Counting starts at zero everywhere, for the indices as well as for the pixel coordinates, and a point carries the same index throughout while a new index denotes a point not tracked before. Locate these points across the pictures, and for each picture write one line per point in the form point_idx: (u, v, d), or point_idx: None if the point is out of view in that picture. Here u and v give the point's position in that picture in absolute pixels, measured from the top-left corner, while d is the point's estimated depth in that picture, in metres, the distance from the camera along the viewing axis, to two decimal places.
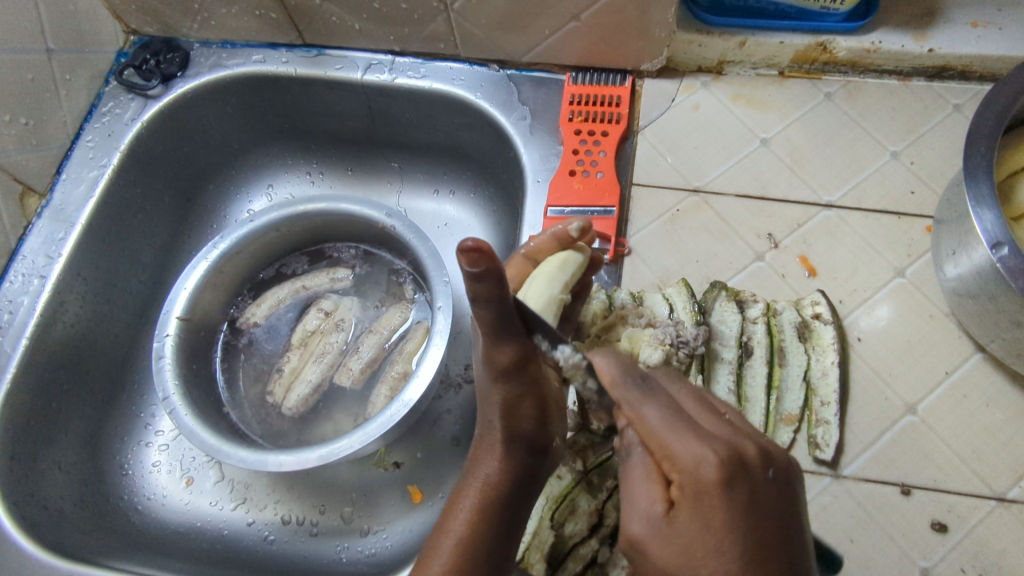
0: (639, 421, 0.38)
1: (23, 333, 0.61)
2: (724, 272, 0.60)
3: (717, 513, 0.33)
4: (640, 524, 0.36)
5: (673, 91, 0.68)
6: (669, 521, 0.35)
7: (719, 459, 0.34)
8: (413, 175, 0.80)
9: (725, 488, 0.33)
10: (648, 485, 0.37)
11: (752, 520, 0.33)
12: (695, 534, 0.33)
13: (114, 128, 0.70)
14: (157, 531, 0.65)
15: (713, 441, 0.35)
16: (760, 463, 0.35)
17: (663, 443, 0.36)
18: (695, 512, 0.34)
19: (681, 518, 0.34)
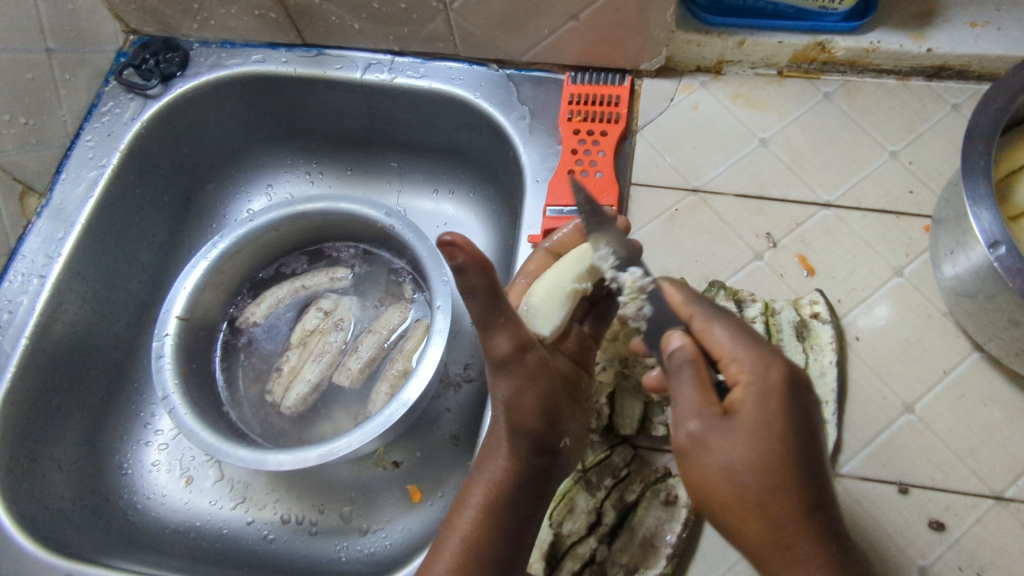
0: (708, 335, 0.42)
1: (23, 332, 0.61)
2: (723, 272, 0.60)
3: (777, 409, 0.38)
4: (694, 425, 0.40)
5: (671, 91, 0.68)
6: (732, 420, 0.39)
7: (780, 364, 0.39)
8: (413, 175, 0.80)
9: (773, 388, 0.39)
10: (701, 392, 0.40)
11: (804, 424, 0.39)
12: (755, 424, 0.38)
13: (113, 127, 0.70)
14: (157, 530, 0.65)
15: (776, 358, 0.40)
16: (810, 382, 0.40)
17: (731, 352, 0.40)
18: (765, 405, 0.38)
19: (747, 408, 0.39)
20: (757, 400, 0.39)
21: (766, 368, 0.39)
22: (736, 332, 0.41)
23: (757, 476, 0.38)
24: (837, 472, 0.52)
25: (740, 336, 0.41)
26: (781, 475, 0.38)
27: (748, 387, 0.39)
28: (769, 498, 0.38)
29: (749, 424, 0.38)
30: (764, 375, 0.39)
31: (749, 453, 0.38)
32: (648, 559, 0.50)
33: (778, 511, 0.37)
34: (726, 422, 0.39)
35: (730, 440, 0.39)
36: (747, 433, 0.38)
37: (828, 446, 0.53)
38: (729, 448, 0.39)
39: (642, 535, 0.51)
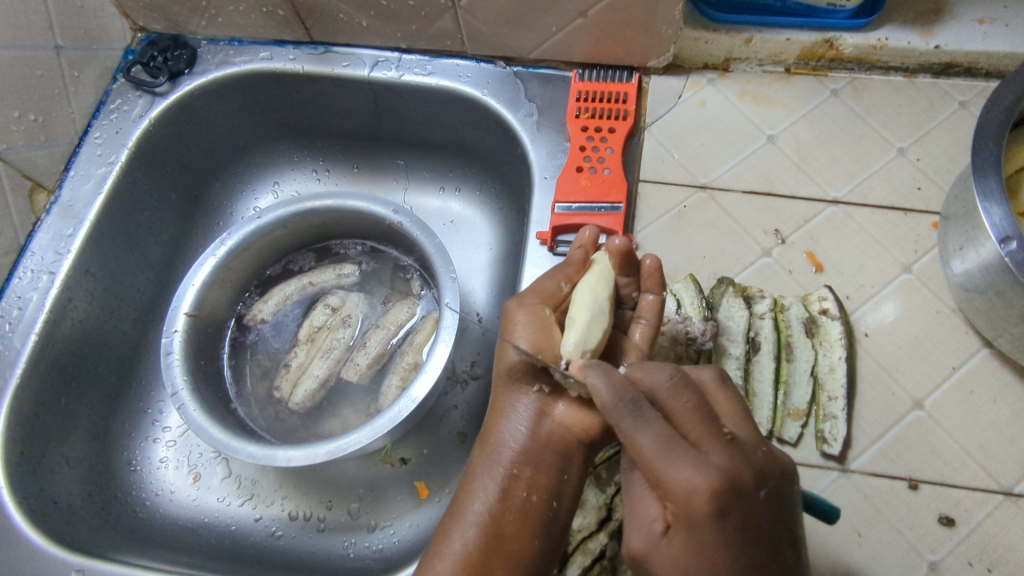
0: (633, 448, 0.39)
1: (32, 329, 0.61)
2: (731, 268, 0.60)
3: (706, 535, 0.37)
4: (635, 542, 0.40)
5: (679, 88, 0.68)
6: (667, 539, 0.38)
7: (713, 484, 0.37)
8: (419, 173, 0.80)
9: (715, 483, 0.37)
10: (652, 500, 0.40)
11: (696, 569, 0.37)
12: (690, 559, 0.37)
13: (122, 125, 0.70)
14: (165, 527, 0.65)
15: (707, 469, 0.37)
16: (752, 485, 0.38)
17: (655, 465, 0.38)
18: (657, 564, 0.39)
19: (675, 542, 0.38)
20: (673, 548, 0.38)
21: (682, 486, 0.37)
22: (666, 456, 0.38)
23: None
24: (847, 468, 0.53)
25: (666, 447, 0.38)
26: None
27: (674, 509, 0.38)
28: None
29: (674, 556, 0.37)
30: (699, 518, 0.37)
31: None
32: None
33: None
34: (694, 566, 0.37)
35: (659, 561, 0.39)
36: (665, 573, 0.39)
37: (837, 442, 0.53)
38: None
39: None
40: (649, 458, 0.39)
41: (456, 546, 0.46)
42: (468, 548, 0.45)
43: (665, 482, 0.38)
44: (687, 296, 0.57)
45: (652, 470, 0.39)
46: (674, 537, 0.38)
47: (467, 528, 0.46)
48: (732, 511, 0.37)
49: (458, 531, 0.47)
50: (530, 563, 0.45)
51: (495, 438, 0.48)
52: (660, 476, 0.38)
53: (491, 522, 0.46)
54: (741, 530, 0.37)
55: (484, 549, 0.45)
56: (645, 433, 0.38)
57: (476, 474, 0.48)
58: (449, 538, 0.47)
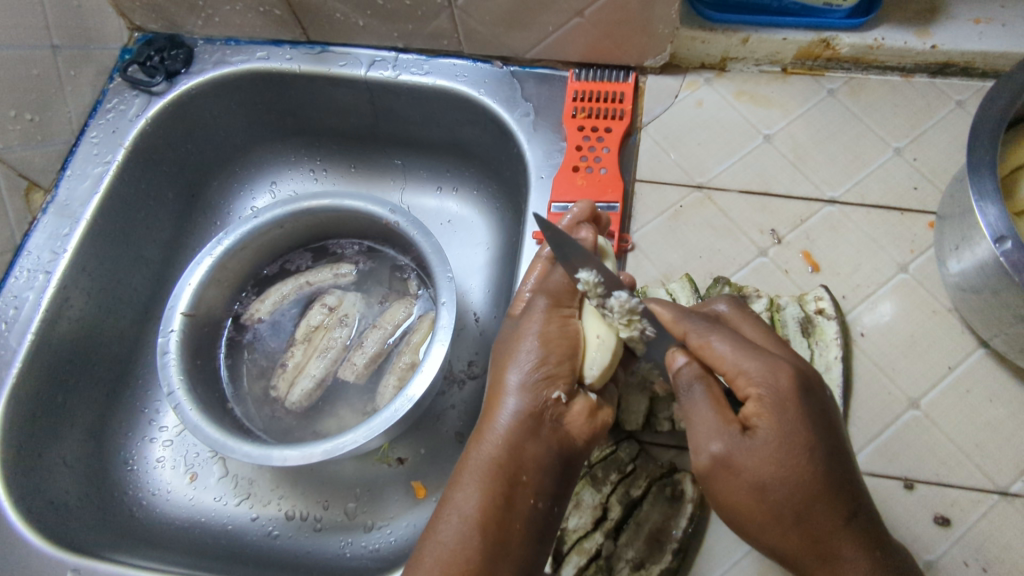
0: (709, 350, 0.44)
1: (28, 328, 0.61)
2: (728, 268, 0.60)
3: (793, 416, 0.41)
4: (714, 447, 0.42)
5: (676, 88, 0.68)
6: (749, 437, 0.41)
7: (789, 370, 0.42)
8: (417, 172, 0.80)
9: (798, 369, 0.42)
10: (718, 411, 0.43)
11: (796, 441, 0.40)
12: (781, 439, 0.40)
13: (119, 124, 0.70)
14: (162, 526, 0.65)
15: (782, 361, 0.42)
16: (818, 381, 0.42)
17: (736, 364, 0.43)
18: (757, 441, 0.41)
19: (763, 422, 0.41)
20: (764, 429, 0.41)
21: (757, 377, 0.42)
22: (761, 364, 0.42)
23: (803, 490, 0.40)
24: None
25: (741, 349, 0.43)
26: (814, 488, 0.40)
27: (758, 398, 0.41)
28: (802, 515, 0.40)
29: (765, 447, 0.40)
30: (787, 399, 0.41)
31: (762, 471, 0.41)
32: (656, 555, 0.48)
33: (818, 515, 0.40)
34: (786, 443, 0.40)
35: (752, 449, 0.41)
36: (766, 453, 0.40)
37: None
38: (750, 475, 0.41)
39: (649, 530, 0.49)
40: (725, 359, 0.43)
41: (451, 548, 0.43)
42: (465, 549, 0.43)
43: (740, 379, 0.43)
44: (683, 296, 0.57)
45: (727, 368, 0.43)
46: (758, 420, 0.41)
47: (460, 521, 0.44)
48: (814, 394, 0.42)
49: (450, 528, 0.44)
50: (523, 565, 0.45)
51: (495, 438, 0.47)
52: (743, 377, 0.42)
53: (489, 521, 0.44)
54: (818, 413, 0.41)
55: (480, 550, 0.43)
56: (727, 339, 0.44)
57: (472, 472, 0.46)
58: (438, 533, 0.44)
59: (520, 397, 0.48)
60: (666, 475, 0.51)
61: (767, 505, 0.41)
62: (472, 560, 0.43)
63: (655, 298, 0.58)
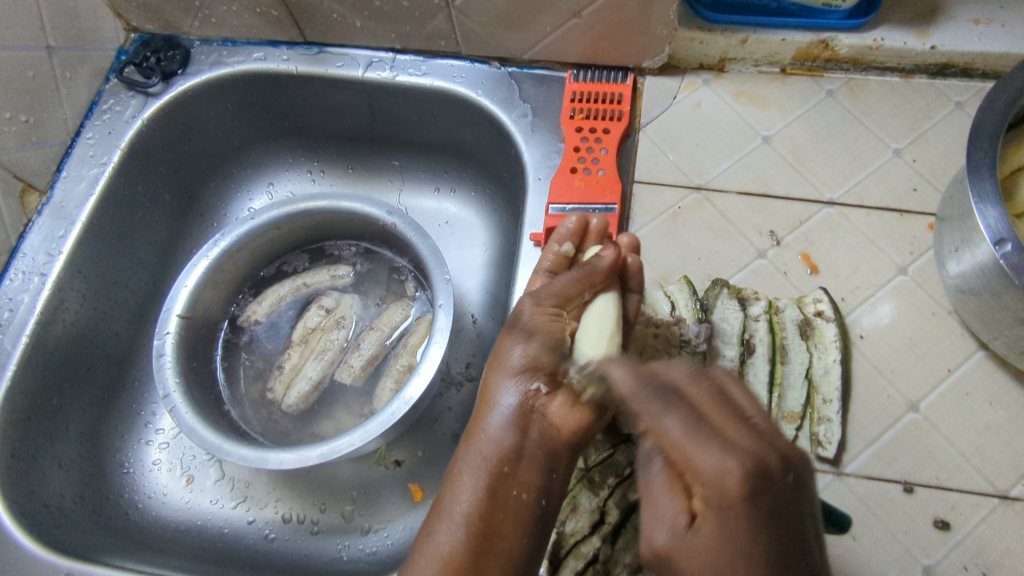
0: (659, 433, 0.36)
1: (22, 331, 0.61)
2: (726, 270, 0.60)
3: (739, 525, 0.31)
4: (663, 535, 0.34)
5: (674, 89, 0.68)
6: (692, 531, 0.33)
7: (751, 466, 0.32)
8: (414, 173, 0.80)
9: (753, 469, 0.32)
10: (669, 494, 0.35)
11: (752, 549, 0.31)
12: (724, 545, 0.31)
13: (114, 125, 0.69)
14: (157, 529, 0.65)
15: (735, 451, 0.33)
16: (783, 468, 0.32)
17: (686, 452, 0.34)
18: (709, 539, 0.32)
19: (710, 522, 0.32)
20: (713, 536, 0.32)
21: (720, 470, 0.32)
22: (716, 483, 0.32)
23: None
24: (841, 471, 0.52)
25: (690, 435, 0.34)
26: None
27: (709, 499, 0.33)
28: None
29: (706, 547, 0.32)
30: (745, 508, 0.31)
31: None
32: None
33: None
34: (743, 554, 0.31)
35: (687, 550, 0.33)
36: (717, 559, 0.31)
37: (832, 445, 0.52)
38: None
39: None
40: (677, 446, 0.35)
41: (443, 546, 0.44)
42: (457, 546, 0.43)
43: (709, 474, 0.33)
44: (681, 298, 0.56)
45: (683, 457, 0.34)
46: (702, 528, 0.32)
47: (453, 522, 0.44)
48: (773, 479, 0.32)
49: (443, 532, 0.44)
50: (519, 563, 0.44)
51: (483, 437, 0.48)
52: (704, 481, 0.33)
53: (480, 522, 0.44)
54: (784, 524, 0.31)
55: (472, 547, 0.43)
56: (673, 424, 0.35)
57: (463, 473, 0.47)
58: (433, 536, 0.45)
59: (509, 394, 0.49)
60: None
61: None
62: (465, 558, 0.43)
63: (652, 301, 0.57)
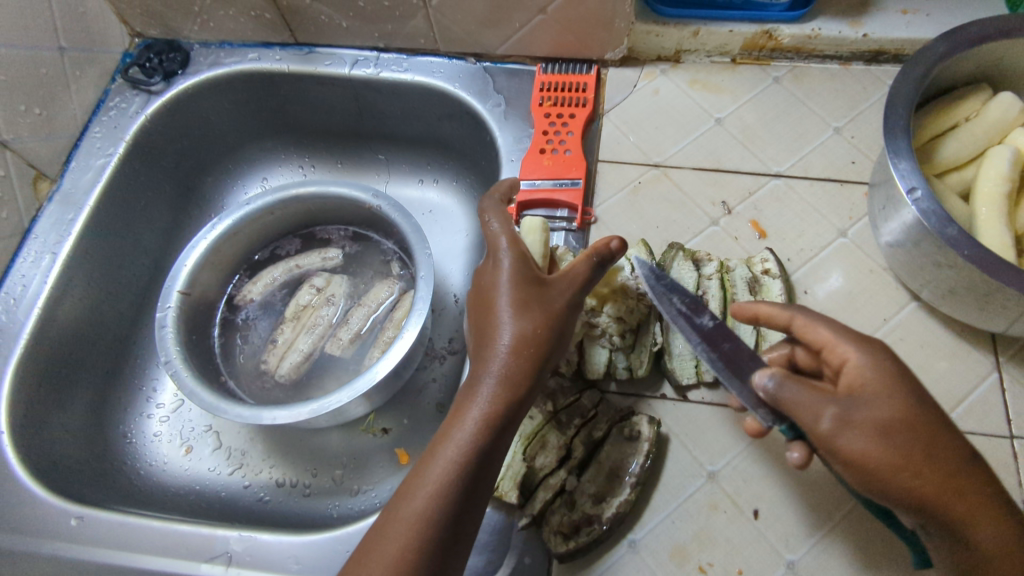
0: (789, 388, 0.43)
1: (34, 306, 0.65)
2: (683, 236, 0.65)
3: (869, 403, 0.41)
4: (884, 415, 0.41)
5: (634, 78, 0.74)
6: (936, 415, 0.41)
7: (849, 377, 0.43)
8: (399, 165, 0.87)
9: (890, 377, 0.42)
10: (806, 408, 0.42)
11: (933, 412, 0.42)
12: (859, 425, 0.41)
13: (120, 121, 0.74)
14: (159, 492, 0.69)
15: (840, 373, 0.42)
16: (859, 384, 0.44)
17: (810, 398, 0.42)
18: (916, 396, 0.41)
19: (846, 441, 0.41)
20: (866, 452, 0.40)
21: (816, 414, 0.41)
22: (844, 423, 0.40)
23: (939, 492, 0.40)
24: None
25: (810, 393, 0.42)
26: (915, 467, 0.40)
27: (829, 433, 0.41)
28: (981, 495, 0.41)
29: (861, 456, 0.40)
30: (870, 422, 0.41)
31: (867, 482, 0.41)
32: (616, 489, 0.53)
33: (951, 491, 0.40)
34: (899, 453, 0.40)
35: (848, 466, 0.41)
36: (872, 433, 0.40)
37: None
38: (892, 493, 0.41)
39: (609, 467, 0.54)
40: (792, 406, 0.42)
41: (472, 423, 0.46)
42: (480, 430, 0.46)
43: (810, 425, 0.42)
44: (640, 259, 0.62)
45: (795, 412, 0.42)
46: (833, 452, 0.41)
47: (486, 390, 0.47)
48: (919, 389, 0.42)
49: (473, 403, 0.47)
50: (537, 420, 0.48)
51: (506, 305, 0.49)
52: (820, 425, 0.41)
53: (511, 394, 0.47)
54: (927, 423, 0.41)
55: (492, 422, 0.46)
56: (790, 387, 0.42)
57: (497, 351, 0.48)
58: (462, 409, 0.47)
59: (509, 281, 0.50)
60: (625, 418, 0.55)
61: (915, 506, 0.41)
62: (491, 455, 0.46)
63: None
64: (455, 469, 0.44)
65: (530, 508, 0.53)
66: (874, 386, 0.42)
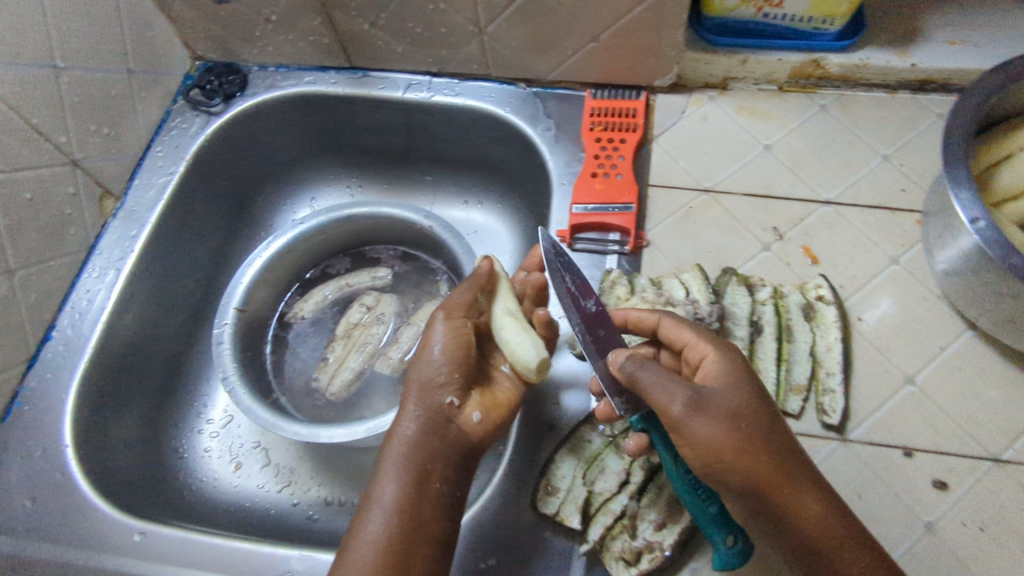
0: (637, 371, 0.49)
1: (99, 319, 0.66)
2: (735, 261, 0.66)
3: (735, 397, 0.48)
4: (678, 407, 0.47)
5: (683, 105, 0.75)
6: (734, 419, 0.47)
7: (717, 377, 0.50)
8: (444, 188, 0.89)
9: (732, 377, 0.49)
10: (664, 390, 0.48)
11: (770, 425, 0.48)
12: (688, 409, 0.47)
13: (181, 140, 0.77)
14: (210, 508, 0.69)
15: (737, 368, 0.50)
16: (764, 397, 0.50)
17: (664, 385, 0.48)
18: (729, 400, 0.48)
19: (695, 424, 0.46)
20: (712, 436, 0.46)
21: (671, 398, 0.47)
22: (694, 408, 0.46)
23: (770, 476, 0.46)
24: (847, 437, 0.57)
25: (666, 378, 0.48)
26: (758, 454, 0.46)
27: (681, 416, 0.47)
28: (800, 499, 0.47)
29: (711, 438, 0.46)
30: (726, 412, 0.47)
31: (711, 465, 0.46)
32: (676, 515, 0.53)
33: (808, 483, 0.47)
34: (749, 437, 0.46)
35: (694, 448, 0.47)
36: (727, 420, 0.47)
37: (836, 413, 0.57)
38: (731, 477, 0.46)
39: (670, 493, 0.54)
40: (652, 389, 0.48)
41: (396, 463, 0.50)
42: (411, 468, 0.50)
43: (664, 406, 0.47)
44: (695, 284, 0.62)
45: (651, 394, 0.48)
46: (682, 433, 0.47)
47: (407, 430, 0.51)
48: (753, 391, 0.49)
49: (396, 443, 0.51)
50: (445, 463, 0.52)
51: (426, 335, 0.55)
52: (673, 409, 0.47)
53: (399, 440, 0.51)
54: (768, 421, 0.48)
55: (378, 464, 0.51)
56: (650, 371, 0.48)
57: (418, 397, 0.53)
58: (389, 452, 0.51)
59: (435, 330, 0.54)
60: None
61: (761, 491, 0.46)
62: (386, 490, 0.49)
63: (669, 287, 0.63)
64: (404, 507, 0.49)
65: (591, 533, 0.53)
66: (722, 382, 0.49)
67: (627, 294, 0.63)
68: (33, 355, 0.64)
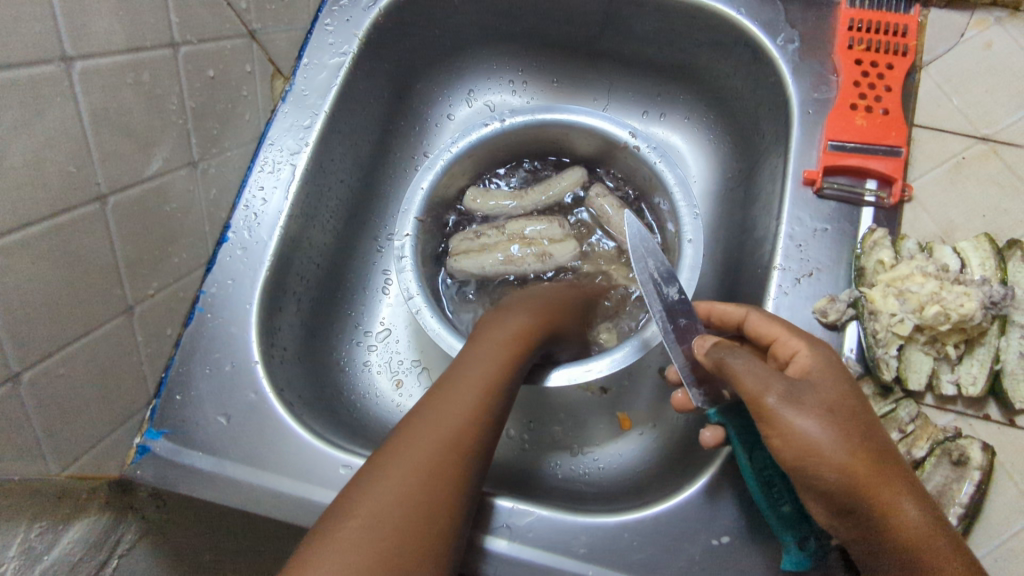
0: (744, 358, 0.42)
1: (278, 221, 0.59)
2: (1016, 230, 0.56)
3: (806, 390, 0.41)
4: (773, 395, 0.40)
5: (963, 26, 0.62)
6: (830, 412, 0.40)
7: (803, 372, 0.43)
8: (623, 94, 0.77)
9: (825, 367, 0.43)
10: (754, 374, 0.41)
11: (859, 426, 0.40)
12: (782, 395, 0.40)
13: (352, 13, 0.65)
14: (381, 425, 0.64)
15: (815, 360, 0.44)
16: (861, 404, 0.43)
17: (755, 371, 0.41)
18: (824, 394, 0.41)
19: (789, 416, 0.39)
20: (812, 428, 0.39)
21: (765, 384, 0.40)
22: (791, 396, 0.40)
23: (870, 477, 0.39)
24: None
25: (756, 363, 0.41)
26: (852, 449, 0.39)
27: (776, 404, 0.40)
28: (906, 516, 0.39)
29: (793, 432, 0.39)
30: (816, 403, 0.40)
31: (806, 462, 0.39)
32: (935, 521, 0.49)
33: (880, 492, 0.39)
34: (843, 433, 0.39)
35: (784, 442, 0.40)
36: (811, 411, 0.40)
37: None
38: (825, 476, 0.39)
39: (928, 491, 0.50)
40: (741, 374, 0.41)
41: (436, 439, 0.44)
42: (443, 442, 0.43)
43: (754, 394, 0.40)
44: (977, 256, 0.54)
45: (741, 383, 0.41)
46: (773, 424, 0.40)
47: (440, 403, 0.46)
48: (847, 384, 0.42)
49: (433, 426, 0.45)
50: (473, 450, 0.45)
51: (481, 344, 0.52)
52: (766, 398, 0.40)
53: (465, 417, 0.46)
54: (865, 418, 0.41)
55: (409, 433, 0.44)
56: (742, 358, 0.42)
57: (415, 396, 0.47)
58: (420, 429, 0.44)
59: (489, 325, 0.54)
60: (949, 439, 0.51)
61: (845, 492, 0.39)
62: (436, 454, 0.42)
63: (943, 257, 0.54)
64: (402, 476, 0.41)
65: None
66: (816, 374, 0.43)
67: (891, 260, 0.54)
68: (210, 257, 0.58)
